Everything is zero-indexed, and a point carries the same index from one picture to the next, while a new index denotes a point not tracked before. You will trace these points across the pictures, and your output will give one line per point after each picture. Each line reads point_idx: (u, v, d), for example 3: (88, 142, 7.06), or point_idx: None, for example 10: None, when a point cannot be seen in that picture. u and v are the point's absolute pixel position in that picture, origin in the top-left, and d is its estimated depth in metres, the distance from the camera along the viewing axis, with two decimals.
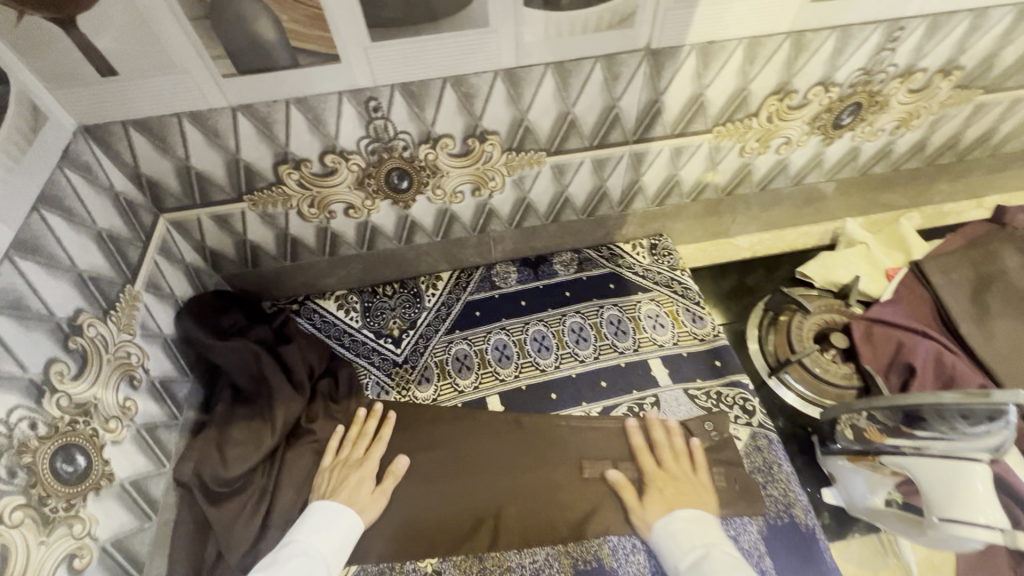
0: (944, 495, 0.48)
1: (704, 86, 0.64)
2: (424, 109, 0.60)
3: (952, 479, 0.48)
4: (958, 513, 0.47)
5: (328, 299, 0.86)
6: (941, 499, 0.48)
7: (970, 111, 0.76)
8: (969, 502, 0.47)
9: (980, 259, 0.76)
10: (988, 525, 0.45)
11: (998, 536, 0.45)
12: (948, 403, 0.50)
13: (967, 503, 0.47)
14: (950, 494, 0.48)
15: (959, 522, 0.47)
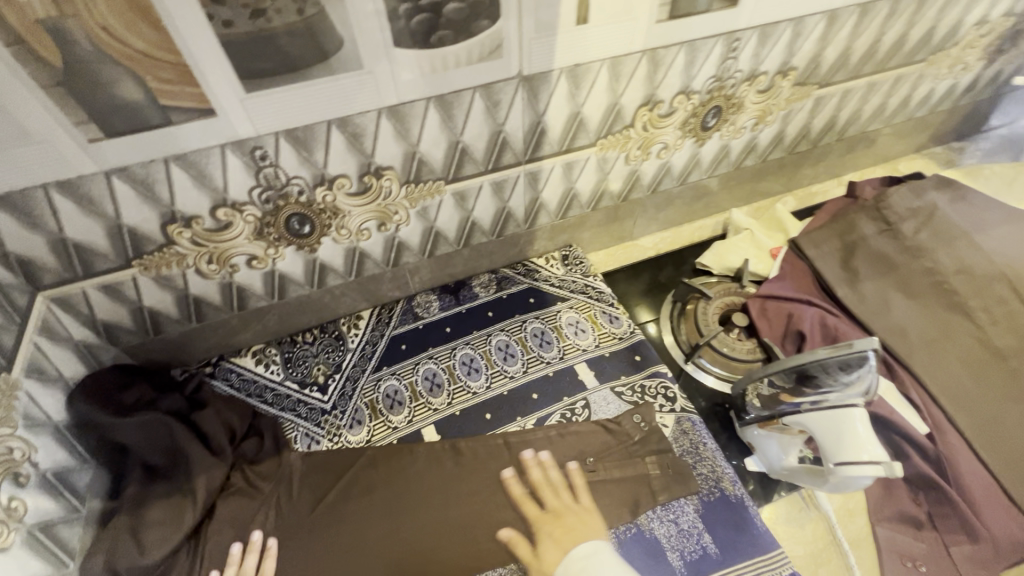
0: (837, 442, 0.54)
1: (579, 104, 0.69)
2: (314, 153, 0.60)
3: (839, 425, 0.55)
4: (849, 458, 0.53)
5: (244, 356, 0.83)
6: (835, 445, 0.55)
7: (812, 104, 0.87)
8: (856, 446, 0.53)
9: (843, 230, 0.86)
10: (872, 461, 0.52)
11: (880, 470, 0.52)
12: (823, 358, 0.57)
13: (854, 446, 0.53)
14: (840, 438, 0.54)
15: (852, 464, 0.53)
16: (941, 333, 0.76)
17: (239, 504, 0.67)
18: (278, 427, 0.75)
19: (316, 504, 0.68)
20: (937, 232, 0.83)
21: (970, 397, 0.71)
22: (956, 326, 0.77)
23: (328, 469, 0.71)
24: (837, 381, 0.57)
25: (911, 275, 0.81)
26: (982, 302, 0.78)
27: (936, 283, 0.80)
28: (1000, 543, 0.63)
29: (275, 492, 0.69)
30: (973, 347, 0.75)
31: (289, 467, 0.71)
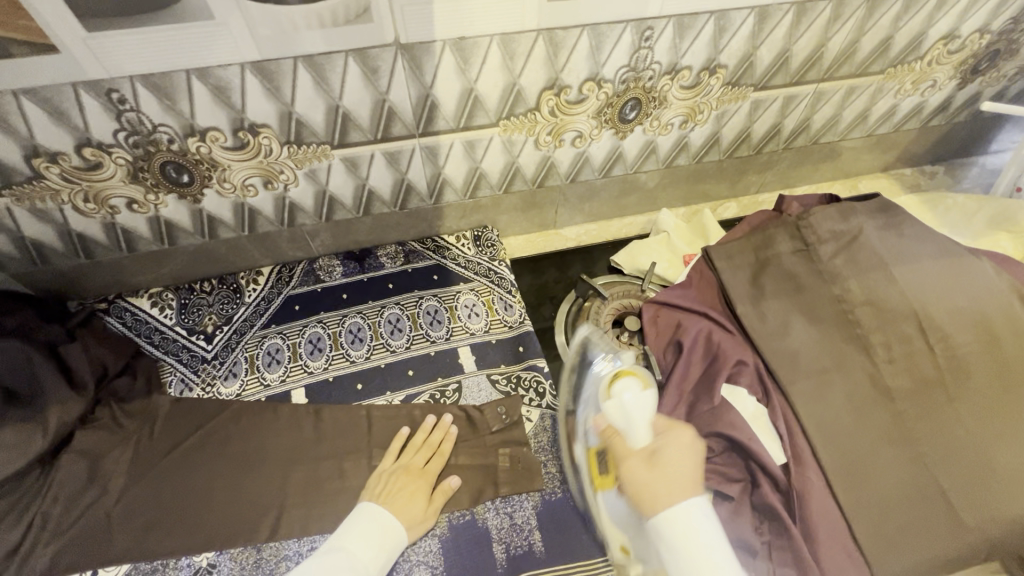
0: (620, 416, 0.55)
1: (471, 81, 0.66)
2: (177, 102, 0.59)
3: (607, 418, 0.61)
4: (632, 408, 0.55)
5: (141, 297, 0.83)
6: (620, 416, 0.55)
7: (749, 107, 0.82)
8: (634, 392, 0.56)
9: (760, 245, 0.82)
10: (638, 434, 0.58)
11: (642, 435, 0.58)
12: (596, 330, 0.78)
13: (637, 400, 0.55)
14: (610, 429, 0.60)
15: (638, 419, 0.54)
16: (834, 364, 0.73)
17: (96, 439, 0.69)
18: (155, 369, 0.76)
19: (171, 448, 0.70)
20: (856, 260, 0.78)
21: (842, 431, 0.69)
22: (851, 359, 0.73)
23: (191, 417, 0.73)
24: None
25: (817, 301, 0.77)
26: (883, 338, 0.74)
27: (843, 312, 0.76)
28: None
29: (135, 432, 0.71)
30: (862, 382, 0.72)
31: (155, 410, 0.73)
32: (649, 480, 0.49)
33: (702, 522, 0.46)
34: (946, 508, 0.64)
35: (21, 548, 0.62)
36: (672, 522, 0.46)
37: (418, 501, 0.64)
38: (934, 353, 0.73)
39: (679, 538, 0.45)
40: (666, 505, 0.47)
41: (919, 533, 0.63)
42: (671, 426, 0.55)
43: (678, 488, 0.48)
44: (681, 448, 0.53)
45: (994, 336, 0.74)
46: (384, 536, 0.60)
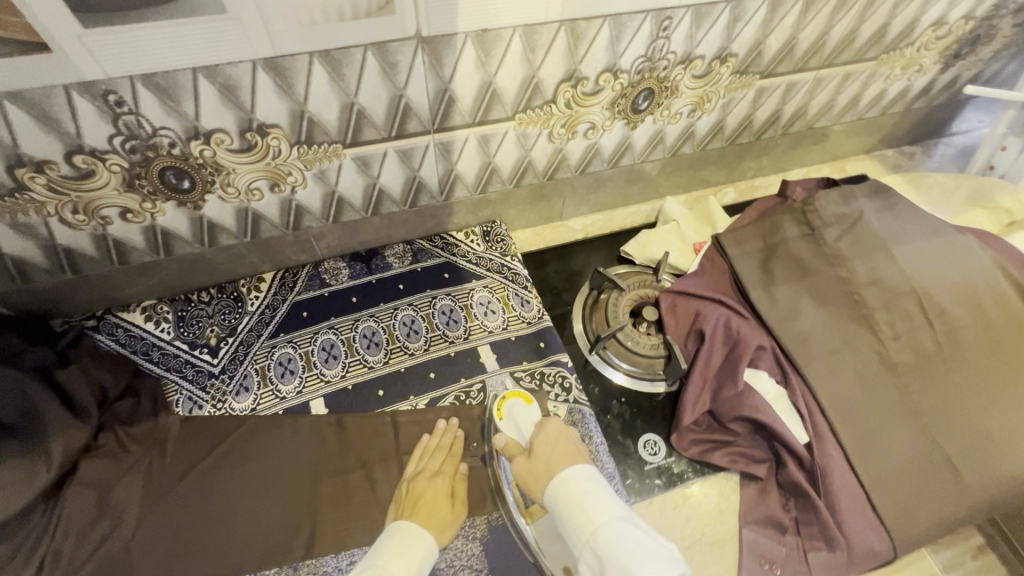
0: (516, 430, 0.68)
1: (491, 74, 0.64)
2: (181, 103, 0.55)
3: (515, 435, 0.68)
4: (520, 418, 0.69)
5: (133, 311, 0.78)
6: (513, 429, 0.68)
7: (753, 95, 0.83)
8: (518, 407, 0.70)
9: (767, 230, 0.84)
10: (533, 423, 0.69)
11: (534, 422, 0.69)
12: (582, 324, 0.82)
13: (523, 415, 0.69)
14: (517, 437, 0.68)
15: (526, 427, 0.68)
16: (845, 344, 0.76)
17: (104, 467, 0.65)
18: (159, 388, 0.71)
19: (187, 471, 0.67)
20: (859, 242, 0.82)
21: (856, 408, 0.72)
22: (859, 338, 0.77)
23: (205, 436, 0.69)
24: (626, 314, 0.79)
25: (824, 283, 0.80)
26: (888, 316, 0.78)
27: (849, 293, 0.79)
28: (854, 553, 0.64)
29: (146, 457, 0.67)
30: (871, 360, 0.75)
31: (164, 432, 0.69)
32: (534, 469, 0.61)
33: (578, 478, 0.56)
34: (953, 474, 0.69)
35: None
36: (563, 487, 0.56)
37: (444, 508, 0.63)
38: (933, 329, 0.77)
39: (565, 500, 0.55)
40: (551, 481, 0.58)
41: (931, 499, 0.68)
42: (545, 421, 0.66)
43: (554, 465, 0.60)
44: (558, 433, 0.64)
45: (985, 309, 0.79)
46: (420, 549, 0.58)
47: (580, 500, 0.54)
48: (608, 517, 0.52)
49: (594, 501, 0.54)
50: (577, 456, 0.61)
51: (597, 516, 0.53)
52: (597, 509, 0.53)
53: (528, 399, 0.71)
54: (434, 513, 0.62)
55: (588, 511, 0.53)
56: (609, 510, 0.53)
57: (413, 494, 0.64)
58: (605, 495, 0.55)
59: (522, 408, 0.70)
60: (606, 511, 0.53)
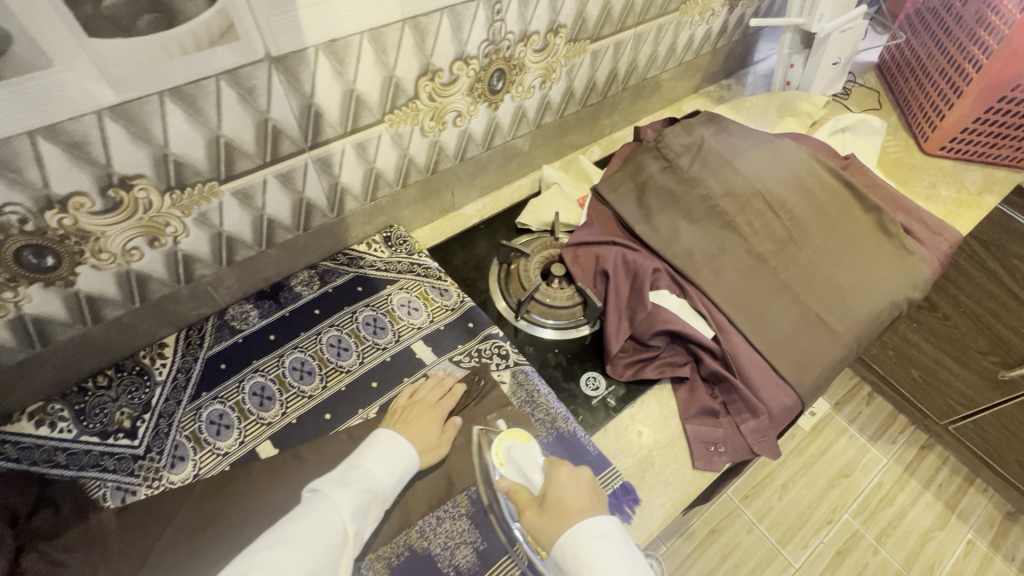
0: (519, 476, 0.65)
1: (350, 81, 0.66)
2: (23, 172, 0.51)
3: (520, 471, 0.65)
4: (521, 460, 0.66)
5: (19, 421, 0.69)
6: (517, 472, 0.66)
7: (590, 59, 0.93)
8: (517, 449, 0.66)
9: (634, 172, 0.96)
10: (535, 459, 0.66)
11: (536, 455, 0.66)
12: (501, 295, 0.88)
13: (523, 455, 0.66)
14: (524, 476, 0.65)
15: (530, 469, 0.65)
16: (720, 248, 0.89)
17: None
18: (79, 489, 0.65)
19: (140, 559, 0.62)
20: (707, 162, 0.95)
21: (744, 298, 0.84)
22: (729, 241, 0.90)
23: (149, 519, 0.64)
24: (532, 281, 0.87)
25: (691, 204, 0.92)
26: (746, 217, 0.92)
27: (712, 206, 0.92)
28: (773, 412, 0.75)
29: (84, 563, 0.60)
30: (743, 256, 0.88)
31: (99, 531, 0.63)
32: (548, 525, 0.59)
33: (589, 536, 0.57)
34: (826, 327, 0.84)
35: None
36: (573, 544, 0.56)
37: (432, 431, 0.70)
38: (780, 218, 0.93)
39: (579, 557, 0.56)
40: (563, 535, 0.57)
41: (816, 351, 0.82)
42: (553, 466, 0.64)
43: (570, 517, 0.58)
44: (569, 481, 0.62)
45: (812, 192, 0.96)
46: (403, 460, 0.66)
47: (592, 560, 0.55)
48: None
49: (603, 561, 0.55)
50: (592, 509, 0.59)
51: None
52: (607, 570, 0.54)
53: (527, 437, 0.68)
54: (422, 431, 0.69)
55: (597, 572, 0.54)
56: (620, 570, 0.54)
57: (406, 418, 0.71)
58: (619, 556, 0.56)
59: (520, 448, 0.67)
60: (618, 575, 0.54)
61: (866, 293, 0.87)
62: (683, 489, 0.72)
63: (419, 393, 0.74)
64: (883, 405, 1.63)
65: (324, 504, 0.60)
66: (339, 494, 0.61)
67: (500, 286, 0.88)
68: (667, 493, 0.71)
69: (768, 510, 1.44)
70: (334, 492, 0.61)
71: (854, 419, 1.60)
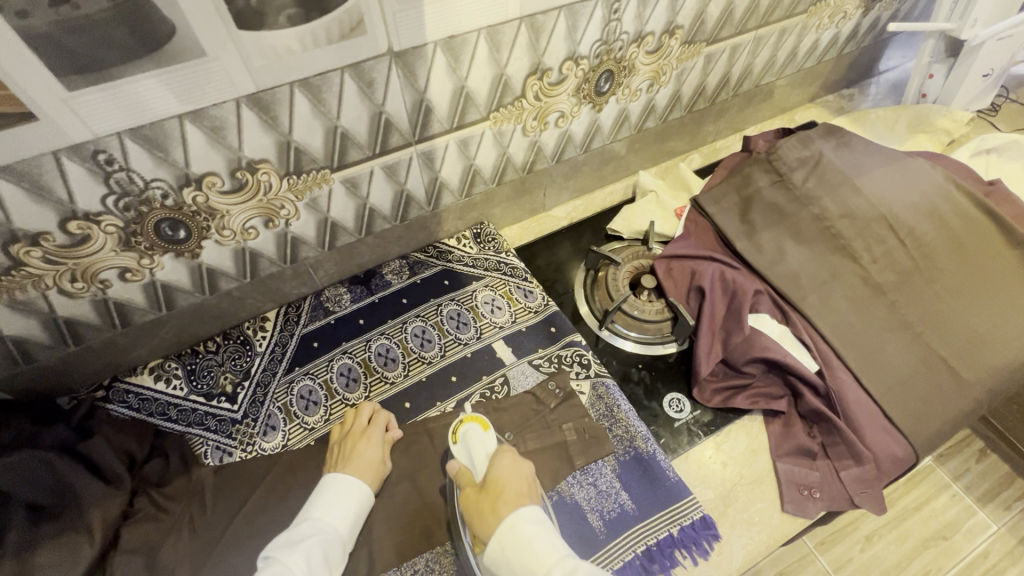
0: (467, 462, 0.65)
1: (462, 78, 0.66)
2: (170, 152, 0.55)
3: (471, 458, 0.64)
4: (472, 444, 0.65)
5: (141, 374, 0.77)
6: (465, 454, 0.65)
7: (703, 62, 0.88)
8: (473, 433, 0.66)
9: (739, 185, 0.89)
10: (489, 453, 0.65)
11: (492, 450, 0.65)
12: (585, 301, 0.85)
13: (477, 441, 0.65)
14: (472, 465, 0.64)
15: (478, 454, 0.64)
16: (831, 275, 0.81)
17: (148, 530, 0.64)
18: (186, 443, 0.71)
19: (232, 517, 0.66)
20: (824, 180, 0.87)
21: (855, 332, 0.77)
22: (842, 267, 0.82)
23: (242, 481, 0.69)
24: (618, 293, 0.83)
25: (802, 223, 0.85)
26: (864, 242, 0.83)
27: (825, 228, 0.84)
28: (882, 462, 0.68)
29: (185, 513, 0.66)
30: (857, 286, 0.80)
31: (201, 484, 0.68)
32: (480, 508, 0.57)
33: (526, 521, 0.54)
34: (952, 373, 0.74)
35: None
36: (507, 531, 0.54)
37: (374, 459, 0.67)
38: (905, 246, 0.83)
39: (511, 553, 0.52)
40: (497, 525, 0.55)
41: (937, 400, 0.73)
42: (499, 455, 0.62)
43: (501, 507, 0.56)
44: (510, 471, 0.60)
45: (946, 220, 0.86)
46: (356, 498, 0.64)
47: (523, 552, 0.52)
48: (553, 562, 0.51)
49: (542, 546, 0.52)
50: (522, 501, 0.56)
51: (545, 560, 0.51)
52: (544, 553, 0.52)
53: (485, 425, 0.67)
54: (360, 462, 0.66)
55: (536, 555, 0.51)
56: (560, 554, 0.52)
57: (345, 452, 0.67)
58: (551, 547, 0.52)
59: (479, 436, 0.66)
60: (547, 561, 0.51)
61: (1007, 340, 0.76)
62: (770, 533, 0.66)
63: (346, 424, 0.71)
64: (998, 464, 1.43)
65: (277, 570, 0.56)
66: (290, 556, 0.57)
67: (585, 292, 0.86)
68: (751, 534, 0.66)
69: (849, 561, 1.31)
70: (286, 554, 0.58)
71: (961, 475, 1.42)
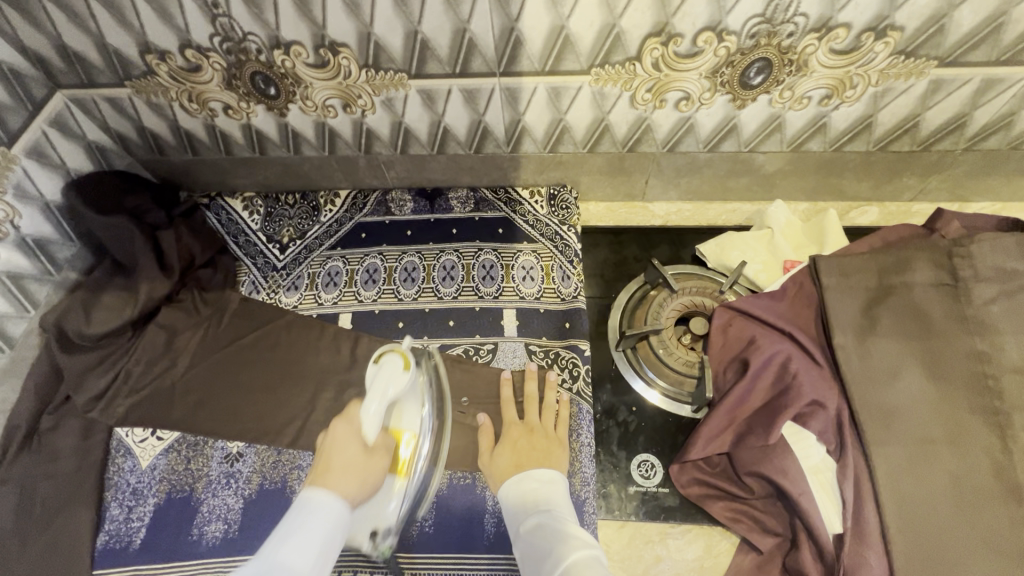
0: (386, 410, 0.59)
1: (564, 17, 0.57)
2: (263, 11, 0.59)
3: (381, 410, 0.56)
4: (387, 384, 0.55)
5: (236, 198, 0.90)
6: (375, 401, 0.55)
7: (923, 88, 0.63)
8: (393, 373, 0.55)
9: (890, 267, 0.65)
10: (413, 408, 0.61)
11: (418, 403, 0.61)
12: (618, 311, 0.75)
13: (394, 381, 0.55)
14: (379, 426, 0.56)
15: (388, 399, 0.55)
16: (946, 435, 0.57)
17: (177, 317, 0.78)
18: (234, 269, 0.83)
19: (231, 341, 0.78)
20: None
21: (934, 523, 0.54)
22: (974, 435, 0.57)
23: (252, 318, 0.79)
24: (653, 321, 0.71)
25: (948, 353, 0.60)
26: None
27: (981, 374, 0.59)
28: None
29: (206, 321, 0.79)
30: (981, 469, 0.56)
31: (226, 304, 0.80)
32: (516, 455, 0.61)
33: (543, 477, 0.58)
34: None
35: (103, 395, 0.72)
36: (529, 477, 0.58)
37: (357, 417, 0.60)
38: None
39: (524, 484, 0.58)
40: (513, 474, 0.59)
41: None
42: (553, 416, 0.65)
43: (523, 461, 0.60)
44: (550, 442, 0.63)
45: None
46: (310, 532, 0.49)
47: (533, 488, 0.57)
48: (548, 509, 0.54)
49: (551, 495, 0.56)
50: (542, 458, 0.61)
51: (546, 504, 0.55)
52: (546, 502, 0.55)
53: (409, 365, 0.57)
54: (336, 461, 0.55)
55: (539, 498, 0.56)
56: (559, 507, 0.55)
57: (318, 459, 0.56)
58: (554, 496, 0.56)
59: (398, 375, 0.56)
60: (544, 505, 0.55)
61: None
62: None
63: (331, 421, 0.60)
64: None
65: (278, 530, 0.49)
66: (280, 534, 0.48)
67: (624, 302, 0.76)
68: None
69: None
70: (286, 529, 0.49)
71: None
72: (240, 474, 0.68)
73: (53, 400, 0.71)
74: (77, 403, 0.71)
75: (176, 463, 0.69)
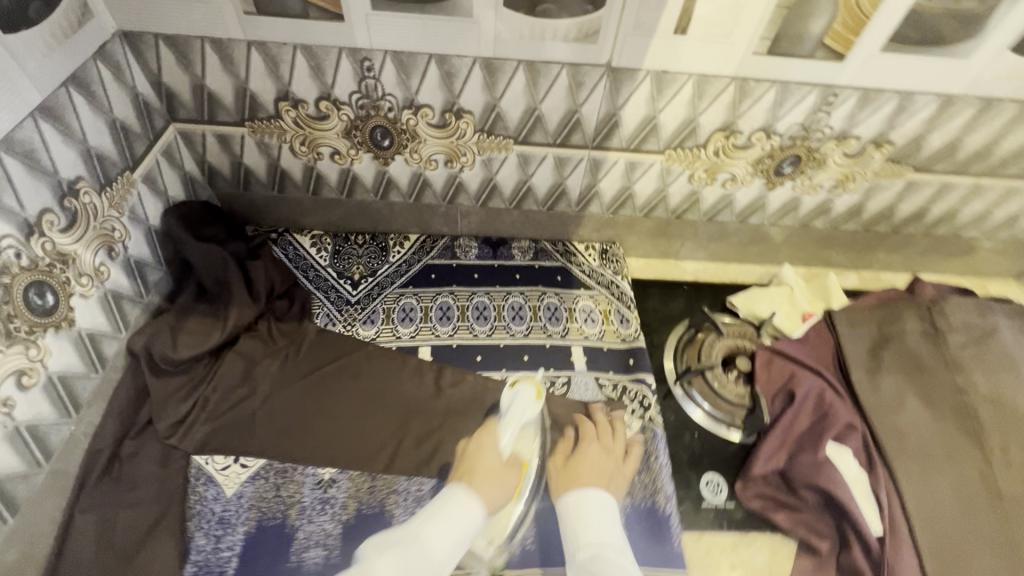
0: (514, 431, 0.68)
1: (657, 110, 0.73)
2: (410, 78, 0.69)
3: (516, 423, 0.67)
4: (521, 402, 0.68)
5: (304, 235, 0.94)
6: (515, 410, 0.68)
7: (902, 186, 0.84)
8: (526, 395, 0.69)
9: (885, 319, 0.83)
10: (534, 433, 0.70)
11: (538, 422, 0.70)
12: (671, 352, 0.87)
13: (525, 403, 0.68)
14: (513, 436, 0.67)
15: (524, 414, 0.68)
16: (944, 453, 0.73)
17: (256, 345, 0.79)
18: (309, 300, 0.86)
19: (311, 371, 0.79)
20: (985, 355, 0.79)
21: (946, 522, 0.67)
22: (963, 453, 0.73)
23: (331, 348, 0.82)
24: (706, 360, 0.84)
25: (936, 387, 0.77)
26: (1003, 441, 0.73)
27: (961, 405, 0.76)
28: None
29: (285, 350, 0.80)
30: (972, 479, 0.71)
31: (303, 335, 0.82)
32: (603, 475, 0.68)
33: (597, 504, 0.63)
34: None
35: (184, 420, 0.71)
36: (576, 508, 0.63)
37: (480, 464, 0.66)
38: None
39: (574, 513, 0.62)
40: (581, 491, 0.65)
41: None
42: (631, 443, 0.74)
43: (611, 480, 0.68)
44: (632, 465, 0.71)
45: None
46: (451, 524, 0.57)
47: (581, 520, 0.61)
48: (596, 542, 0.59)
49: (596, 527, 0.60)
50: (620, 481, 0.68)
51: (594, 537, 0.60)
52: (594, 533, 0.60)
53: (539, 394, 0.70)
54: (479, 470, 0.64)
55: (589, 531, 0.60)
56: (609, 539, 0.59)
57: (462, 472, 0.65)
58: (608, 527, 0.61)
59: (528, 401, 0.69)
60: (600, 540, 0.59)
61: None
62: None
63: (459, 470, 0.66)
64: None
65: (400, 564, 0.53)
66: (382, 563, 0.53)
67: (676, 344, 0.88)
68: None
69: None
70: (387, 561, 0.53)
71: None
72: (335, 500, 0.68)
73: (133, 426, 0.69)
74: (158, 429, 0.69)
75: (263, 491, 0.68)
